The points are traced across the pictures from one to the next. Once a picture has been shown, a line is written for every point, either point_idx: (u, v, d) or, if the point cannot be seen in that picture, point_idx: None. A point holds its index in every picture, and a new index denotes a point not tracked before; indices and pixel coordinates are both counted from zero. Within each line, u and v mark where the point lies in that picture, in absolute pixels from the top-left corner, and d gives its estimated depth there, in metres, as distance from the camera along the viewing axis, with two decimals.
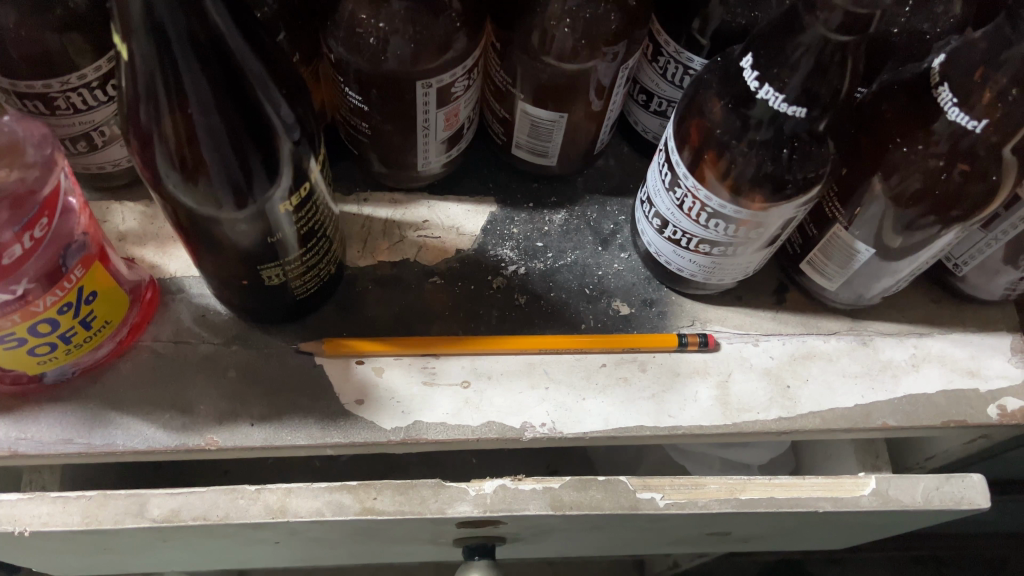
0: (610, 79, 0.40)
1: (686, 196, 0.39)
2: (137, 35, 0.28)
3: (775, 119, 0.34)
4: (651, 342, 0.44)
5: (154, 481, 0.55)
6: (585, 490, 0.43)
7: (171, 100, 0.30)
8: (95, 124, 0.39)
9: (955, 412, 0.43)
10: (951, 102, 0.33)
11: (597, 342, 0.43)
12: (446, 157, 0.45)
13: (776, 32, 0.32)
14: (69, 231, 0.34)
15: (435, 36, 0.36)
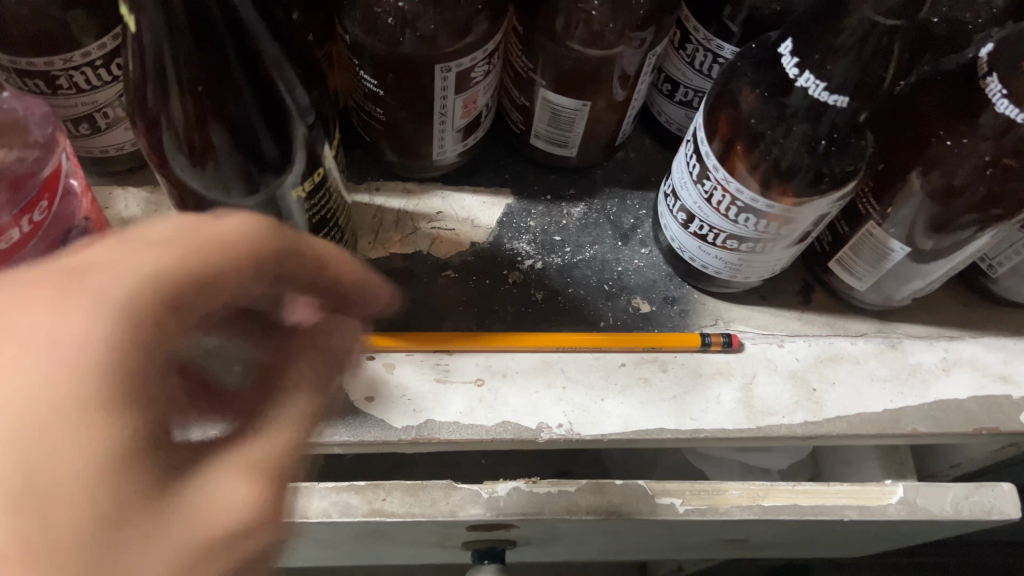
0: (636, 66, 0.39)
1: (715, 189, 0.37)
2: (145, 9, 0.26)
3: (815, 109, 0.32)
4: (667, 342, 0.42)
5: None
6: (601, 494, 0.41)
7: (181, 78, 0.29)
8: (99, 104, 0.37)
9: (987, 420, 0.42)
10: (1000, 94, 0.31)
11: (613, 342, 0.42)
12: (462, 146, 0.43)
13: (818, 17, 0.30)
14: (70, 216, 0.32)
15: (456, 18, 0.35)
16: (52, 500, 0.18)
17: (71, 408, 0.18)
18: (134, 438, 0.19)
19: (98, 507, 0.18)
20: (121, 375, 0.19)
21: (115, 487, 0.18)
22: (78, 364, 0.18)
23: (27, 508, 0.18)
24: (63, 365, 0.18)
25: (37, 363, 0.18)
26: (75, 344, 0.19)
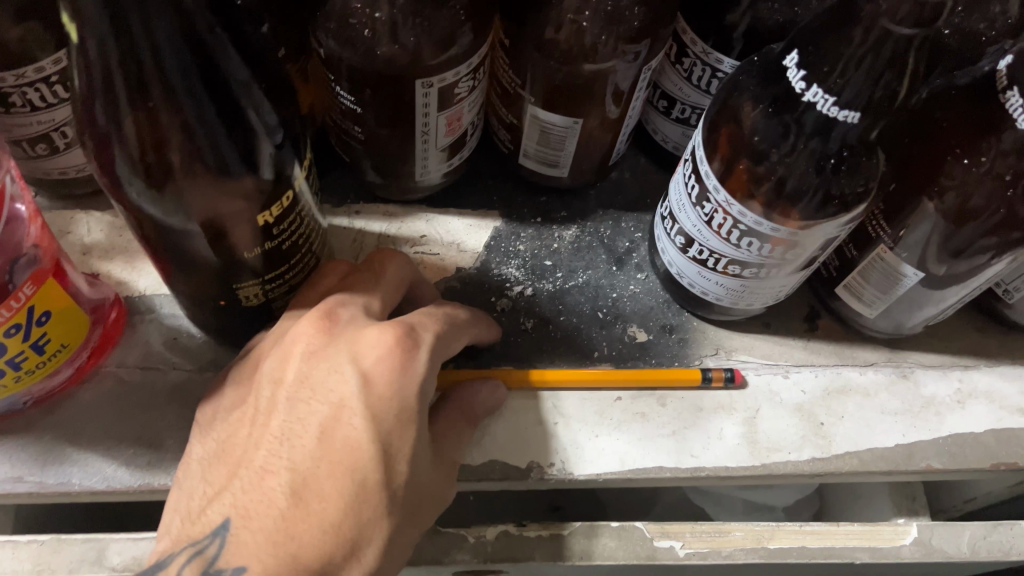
0: (630, 81, 0.36)
1: (715, 212, 0.35)
2: (89, 14, 0.24)
3: (824, 125, 0.30)
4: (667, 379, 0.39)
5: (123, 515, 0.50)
6: (595, 538, 0.39)
7: (132, 94, 0.26)
8: (56, 123, 0.35)
9: (1006, 454, 0.39)
10: (1021, 108, 0.29)
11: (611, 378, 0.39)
12: (447, 166, 0.41)
13: (826, 27, 0.28)
14: (15, 244, 0.30)
15: (437, 29, 0.32)
16: (386, 474, 0.29)
17: (389, 424, 0.30)
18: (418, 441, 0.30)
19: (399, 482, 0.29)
20: (412, 403, 0.30)
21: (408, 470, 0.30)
22: (386, 399, 0.30)
23: (361, 487, 0.28)
24: (381, 394, 0.30)
25: (380, 400, 0.30)
26: (397, 388, 0.30)
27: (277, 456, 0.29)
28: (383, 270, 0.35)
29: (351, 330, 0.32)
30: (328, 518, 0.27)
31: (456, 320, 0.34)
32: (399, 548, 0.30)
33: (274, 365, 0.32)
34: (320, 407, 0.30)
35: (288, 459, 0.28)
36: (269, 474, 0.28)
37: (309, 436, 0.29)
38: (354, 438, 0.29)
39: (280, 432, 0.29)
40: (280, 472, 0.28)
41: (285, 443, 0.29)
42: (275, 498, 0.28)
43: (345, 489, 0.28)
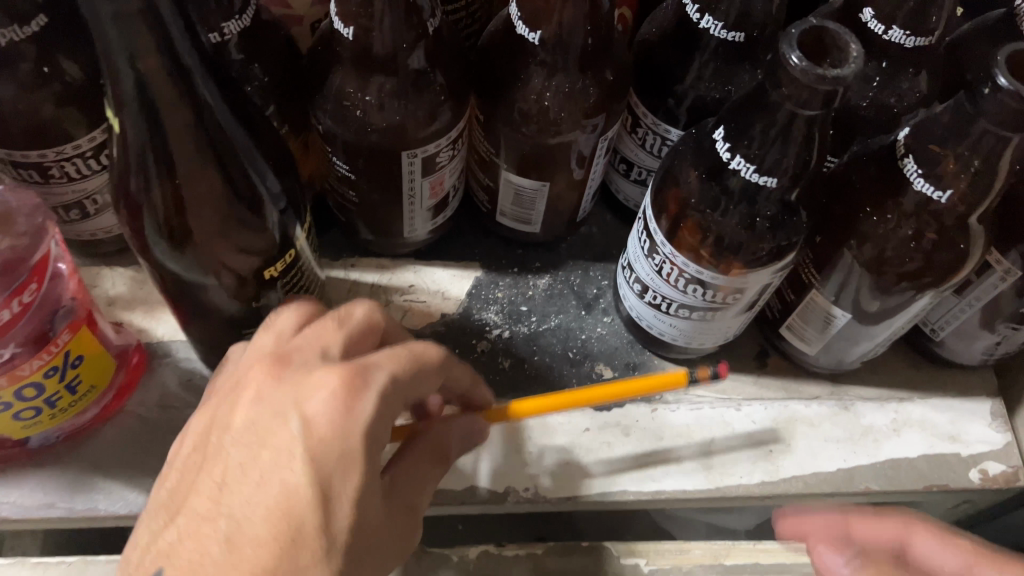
0: (590, 148, 0.42)
1: (664, 263, 0.40)
2: (128, 112, 0.29)
3: (748, 189, 0.35)
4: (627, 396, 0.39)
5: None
6: (568, 556, 0.43)
7: (162, 172, 0.31)
8: (88, 192, 0.40)
9: (936, 477, 0.44)
10: (917, 173, 0.35)
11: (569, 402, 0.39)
12: (432, 224, 0.46)
13: (746, 108, 0.33)
14: (57, 297, 0.35)
15: (420, 109, 0.38)
16: (324, 519, 0.29)
17: (330, 465, 0.29)
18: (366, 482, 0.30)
19: (338, 526, 0.29)
20: (356, 443, 0.30)
21: (350, 513, 0.29)
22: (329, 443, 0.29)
23: (295, 532, 0.28)
24: (322, 436, 0.29)
25: (320, 442, 0.29)
26: (340, 431, 0.29)
27: (218, 502, 0.29)
28: (349, 316, 0.34)
29: (299, 374, 0.31)
30: (256, 566, 0.27)
31: (423, 361, 0.32)
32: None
33: (225, 411, 0.32)
34: (262, 452, 0.29)
35: (228, 506, 0.28)
36: (205, 522, 0.28)
37: (249, 482, 0.29)
38: (290, 481, 0.28)
39: (225, 477, 0.29)
40: (217, 520, 0.28)
41: (226, 489, 0.29)
42: (208, 547, 0.28)
43: (276, 537, 0.28)
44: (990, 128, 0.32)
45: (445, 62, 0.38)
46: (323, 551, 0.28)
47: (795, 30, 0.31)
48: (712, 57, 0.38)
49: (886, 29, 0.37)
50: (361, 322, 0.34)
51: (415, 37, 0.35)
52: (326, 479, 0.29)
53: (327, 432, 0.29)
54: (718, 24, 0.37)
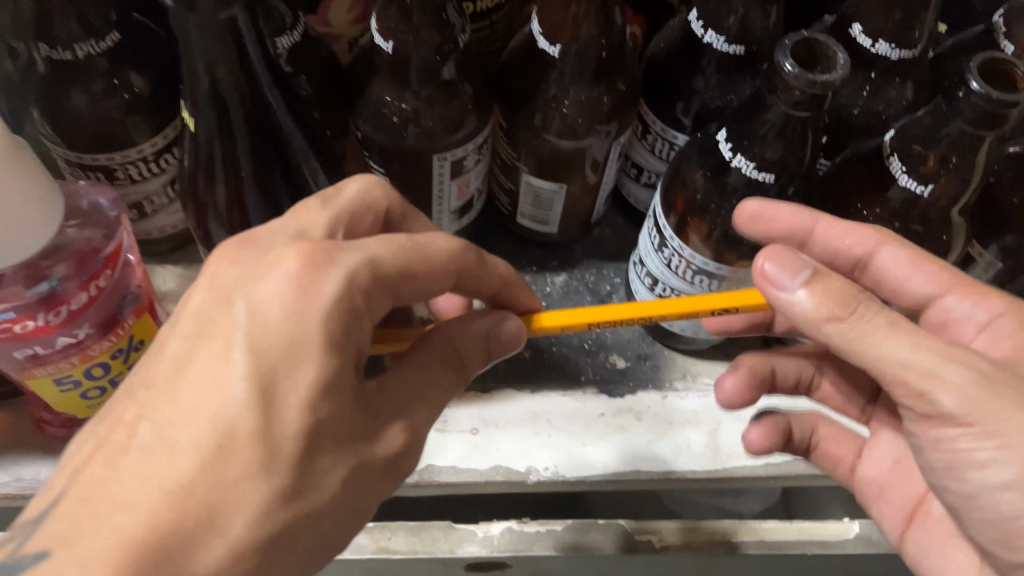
0: (604, 154, 0.45)
1: (673, 255, 0.42)
2: (202, 113, 0.33)
3: (749, 184, 0.39)
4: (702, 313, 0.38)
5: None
6: (586, 533, 0.46)
7: (226, 168, 0.35)
8: (147, 194, 0.44)
9: None
10: (901, 170, 0.38)
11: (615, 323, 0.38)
12: (458, 224, 0.49)
13: (746, 111, 0.37)
14: (126, 285, 0.38)
15: (450, 116, 0.41)
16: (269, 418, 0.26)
17: (275, 358, 0.27)
18: (321, 382, 0.27)
19: (284, 431, 0.27)
20: (310, 331, 0.27)
21: (309, 411, 0.27)
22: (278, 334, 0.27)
23: (224, 438, 0.26)
24: (268, 324, 0.27)
25: (264, 334, 0.27)
26: (287, 320, 0.27)
27: (146, 407, 0.27)
28: (341, 192, 0.33)
29: (260, 257, 0.29)
30: (174, 476, 0.25)
31: (412, 244, 0.31)
32: (308, 490, 0.27)
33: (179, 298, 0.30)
34: (206, 342, 0.27)
35: (155, 410, 0.27)
36: (122, 427, 0.27)
37: (186, 380, 0.27)
38: (225, 379, 0.26)
39: (161, 375, 0.28)
40: (141, 424, 0.27)
41: (159, 389, 0.27)
42: (124, 456, 0.26)
43: (200, 442, 0.26)
44: (965, 128, 0.35)
45: (472, 74, 0.42)
46: (259, 462, 0.26)
47: (788, 41, 0.34)
48: (716, 68, 0.42)
49: (873, 42, 0.41)
50: (351, 200, 0.32)
51: (447, 50, 0.39)
52: (262, 380, 0.26)
53: (277, 321, 0.27)
54: (721, 38, 0.41)
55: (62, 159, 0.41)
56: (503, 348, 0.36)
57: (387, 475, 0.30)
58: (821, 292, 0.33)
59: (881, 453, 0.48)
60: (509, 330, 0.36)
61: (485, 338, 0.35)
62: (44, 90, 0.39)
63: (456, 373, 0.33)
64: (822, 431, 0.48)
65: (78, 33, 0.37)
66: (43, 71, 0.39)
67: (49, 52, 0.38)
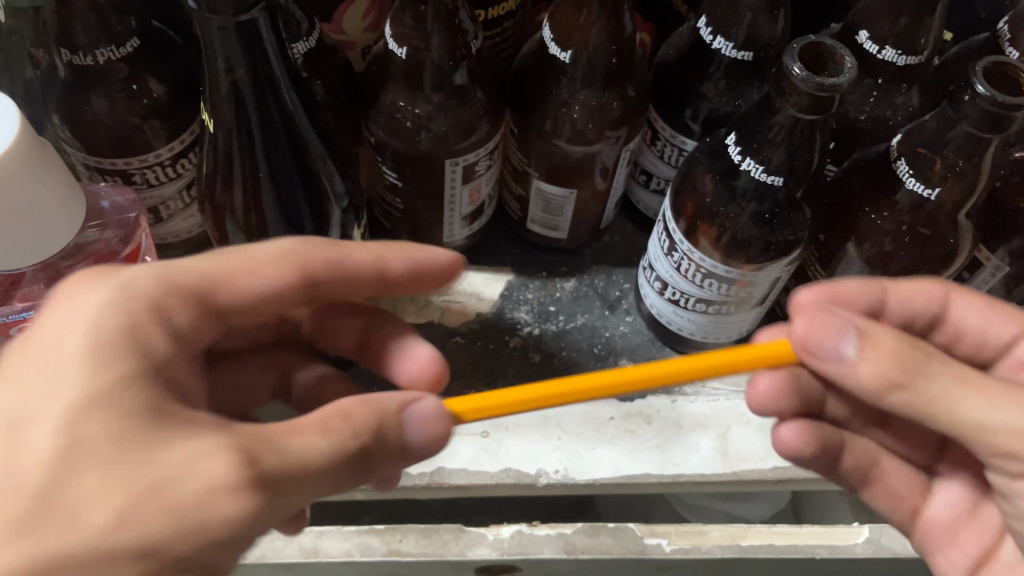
0: (613, 160, 0.46)
1: (682, 259, 0.43)
2: (222, 115, 0.33)
3: (758, 187, 0.39)
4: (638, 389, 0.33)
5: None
6: (595, 536, 0.46)
7: (245, 170, 0.35)
8: (162, 199, 0.44)
9: None
10: (908, 174, 0.39)
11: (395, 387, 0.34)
12: (469, 230, 0.50)
13: (755, 115, 0.38)
14: None
15: (462, 121, 0.42)
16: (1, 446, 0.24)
17: (41, 384, 0.25)
18: (80, 399, 0.25)
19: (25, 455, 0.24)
20: (71, 348, 0.26)
21: (84, 434, 0.24)
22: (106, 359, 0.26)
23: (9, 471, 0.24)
24: (38, 351, 0.26)
25: (40, 360, 0.26)
26: (54, 347, 0.26)
27: None
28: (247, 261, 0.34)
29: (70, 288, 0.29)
30: None
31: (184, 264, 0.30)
32: (64, 536, 0.23)
33: None
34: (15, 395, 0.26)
35: None
36: None
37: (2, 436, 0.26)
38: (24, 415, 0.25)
39: None
40: None
41: None
42: None
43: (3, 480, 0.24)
44: (971, 131, 0.36)
45: (484, 80, 0.43)
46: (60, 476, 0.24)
47: (796, 45, 0.35)
48: (725, 74, 0.43)
49: (879, 48, 0.41)
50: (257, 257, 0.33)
51: (460, 56, 0.40)
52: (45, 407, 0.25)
53: (40, 342, 0.27)
54: (730, 45, 0.42)
55: (81, 164, 0.42)
56: (412, 429, 0.30)
57: (211, 541, 0.25)
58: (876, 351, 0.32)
59: (949, 498, 0.44)
60: (425, 411, 0.31)
61: (393, 415, 0.30)
62: (64, 95, 0.40)
63: (344, 440, 0.27)
64: (883, 465, 0.45)
65: (99, 39, 0.38)
66: (64, 77, 0.39)
67: (70, 58, 0.38)
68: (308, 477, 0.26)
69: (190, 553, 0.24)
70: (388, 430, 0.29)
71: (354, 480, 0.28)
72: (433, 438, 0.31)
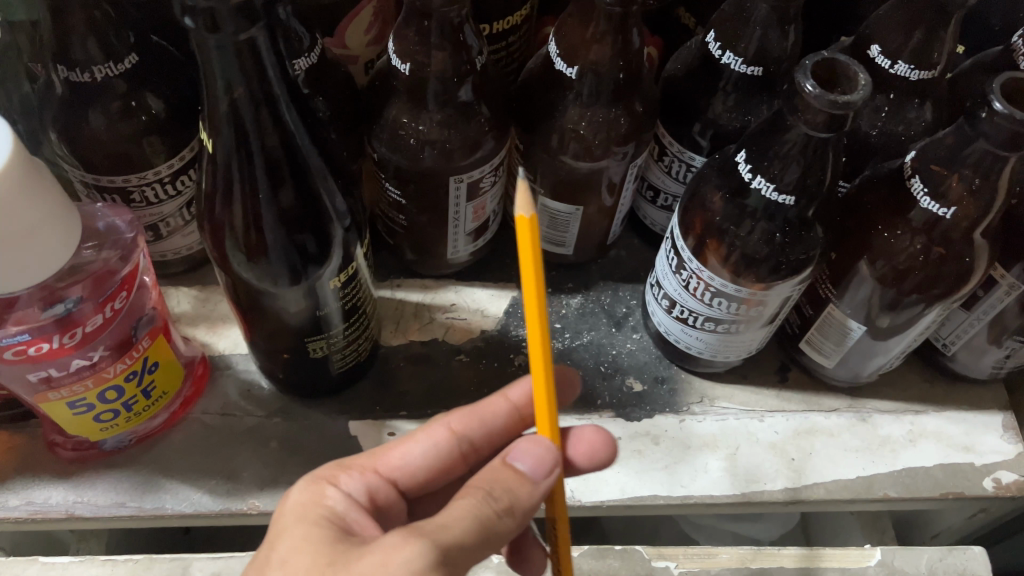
0: (621, 175, 0.45)
1: (691, 277, 0.43)
2: (221, 135, 0.32)
3: (769, 207, 0.38)
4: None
5: (193, 548, 0.58)
6: (602, 559, 0.46)
7: (245, 189, 0.34)
8: (162, 216, 0.43)
9: (952, 485, 0.46)
10: (923, 192, 0.38)
11: (526, 264, 0.30)
12: (473, 246, 0.49)
13: (766, 132, 0.37)
14: (142, 305, 0.38)
15: (466, 138, 0.41)
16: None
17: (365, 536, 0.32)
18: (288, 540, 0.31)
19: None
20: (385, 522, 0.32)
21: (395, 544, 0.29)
22: (323, 517, 0.32)
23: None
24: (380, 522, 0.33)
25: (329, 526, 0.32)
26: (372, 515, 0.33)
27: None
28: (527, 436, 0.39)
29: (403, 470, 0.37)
30: None
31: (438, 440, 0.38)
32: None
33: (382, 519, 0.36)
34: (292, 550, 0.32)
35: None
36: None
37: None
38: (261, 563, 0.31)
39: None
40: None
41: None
42: None
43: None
44: (988, 149, 0.35)
45: (490, 95, 0.42)
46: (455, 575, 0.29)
47: (809, 61, 0.34)
48: (734, 89, 0.42)
49: (891, 63, 0.41)
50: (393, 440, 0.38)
51: (465, 72, 0.39)
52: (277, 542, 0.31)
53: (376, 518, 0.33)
54: (739, 59, 0.41)
55: (78, 181, 0.41)
56: (523, 466, 0.32)
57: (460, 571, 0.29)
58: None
59: None
60: (525, 449, 0.33)
61: (500, 468, 0.32)
62: (61, 112, 0.39)
63: (478, 501, 0.31)
64: None
65: (96, 56, 0.37)
66: (61, 93, 0.39)
67: (67, 75, 0.37)
68: (465, 539, 0.30)
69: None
70: (512, 484, 0.32)
71: (503, 530, 0.31)
72: (541, 461, 0.32)
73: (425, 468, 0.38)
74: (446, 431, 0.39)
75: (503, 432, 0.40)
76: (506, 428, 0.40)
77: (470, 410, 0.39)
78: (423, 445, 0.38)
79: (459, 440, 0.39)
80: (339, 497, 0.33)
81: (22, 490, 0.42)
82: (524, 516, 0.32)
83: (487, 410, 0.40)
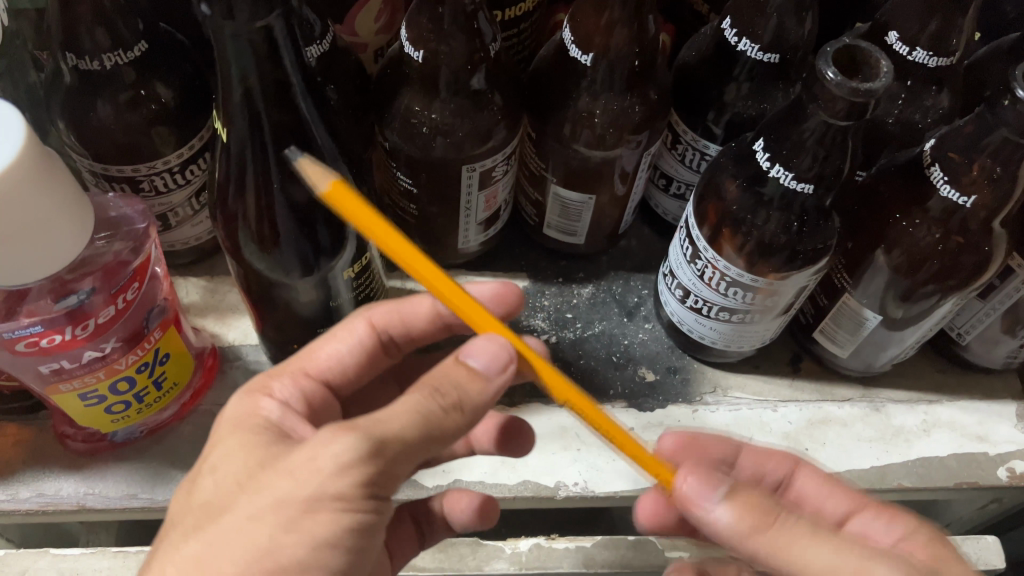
0: (634, 164, 0.45)
1: (706, 267, 0.42)
2: (235, 123, 0.32)
3: (786, 196, 0.38)
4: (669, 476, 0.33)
5: None
6: (615, 550, 0.46)
7: (258, 177, 0.34)
8: (171, 206, 0.43)
9: (966, 475, 0.46)
10: (942, 180, 0.37)
11: (367, 226, 0.31)
12: (484, 236, 0.49)
13: (784, 119, 0.36)
14: (154, 296, 0.38)
15: (480, 126, 0.40)
16: (186, 500, 0.29)
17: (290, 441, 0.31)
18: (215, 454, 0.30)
19: (197, 499, 0.29)
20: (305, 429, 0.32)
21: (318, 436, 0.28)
22: (261, 426, 0.31)
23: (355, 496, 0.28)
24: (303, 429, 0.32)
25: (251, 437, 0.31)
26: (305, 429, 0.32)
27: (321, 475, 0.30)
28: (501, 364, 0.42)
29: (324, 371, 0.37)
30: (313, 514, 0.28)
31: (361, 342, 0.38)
32: (230, 531, 0.27)
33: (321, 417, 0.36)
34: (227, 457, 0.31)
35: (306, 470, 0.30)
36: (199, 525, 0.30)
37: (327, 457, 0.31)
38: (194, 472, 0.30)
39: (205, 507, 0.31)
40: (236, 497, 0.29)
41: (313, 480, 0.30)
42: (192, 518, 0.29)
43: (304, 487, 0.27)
44: (1009, 136, 0.35)
45: (502, 83, 0.41)
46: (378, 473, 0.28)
47: (829, 48, 0.34)
48: (749, 76, 0.42)
49: (909, 50, 0.40)
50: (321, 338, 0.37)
51: (478, 60, 0.39)
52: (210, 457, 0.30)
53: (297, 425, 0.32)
54: (756, 47, 0.40)
55: (86, 170, 0.41)
56: (477, 363, 0.30)
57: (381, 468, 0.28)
58: (742, 505, 0.30)
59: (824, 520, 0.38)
60: (482, 346, 0.31)
61: (452, 365, 0.30)
62: (69, 101, 0.39)
63: (422, 397, 0.29)
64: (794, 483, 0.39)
65: (106, 44, 0.37)
66: (69, 81, 0.38)
67: (76, 63, 0.37)
68: (406, 436, 0.28)
69: (327, 488, 0.27)
70: (463, 381, 0.30)
71: (451, 426, 0.29)
72: (494, 359, 0.30)
73: (353, 368, 0.37)
74: (366, 325, 0.38)
75: (424, 331, 0.40)
76: (427, 329, 0.40)
77: (393, 307, 0.39)
78: (347, 345, 0.37)
79: (380, 334, 0.38)
80: (274, 407, 0.32)
81: (33, 482, 0.42)
82: (476, 414, 0.30)
83: (409, 307, 0.39)
